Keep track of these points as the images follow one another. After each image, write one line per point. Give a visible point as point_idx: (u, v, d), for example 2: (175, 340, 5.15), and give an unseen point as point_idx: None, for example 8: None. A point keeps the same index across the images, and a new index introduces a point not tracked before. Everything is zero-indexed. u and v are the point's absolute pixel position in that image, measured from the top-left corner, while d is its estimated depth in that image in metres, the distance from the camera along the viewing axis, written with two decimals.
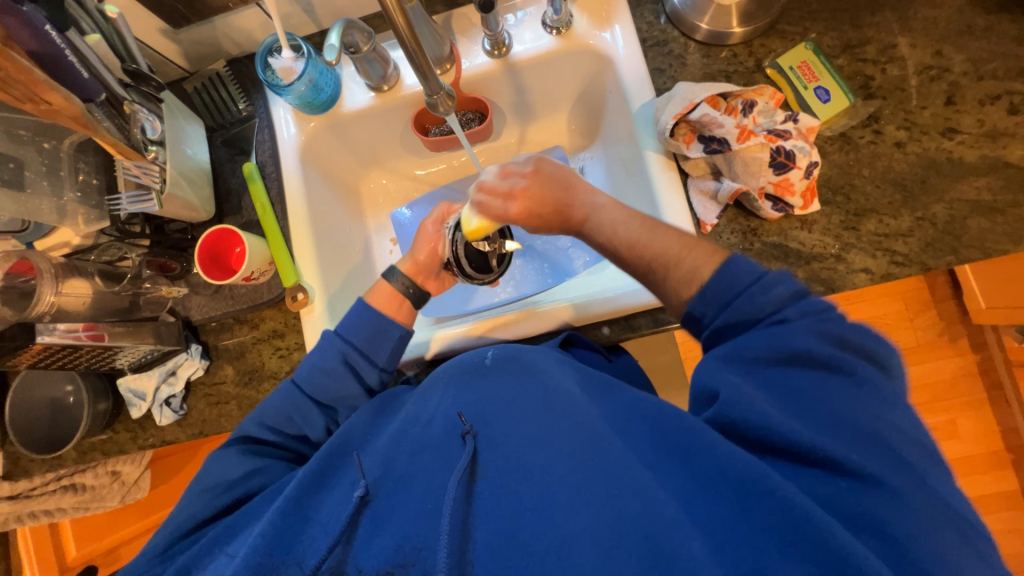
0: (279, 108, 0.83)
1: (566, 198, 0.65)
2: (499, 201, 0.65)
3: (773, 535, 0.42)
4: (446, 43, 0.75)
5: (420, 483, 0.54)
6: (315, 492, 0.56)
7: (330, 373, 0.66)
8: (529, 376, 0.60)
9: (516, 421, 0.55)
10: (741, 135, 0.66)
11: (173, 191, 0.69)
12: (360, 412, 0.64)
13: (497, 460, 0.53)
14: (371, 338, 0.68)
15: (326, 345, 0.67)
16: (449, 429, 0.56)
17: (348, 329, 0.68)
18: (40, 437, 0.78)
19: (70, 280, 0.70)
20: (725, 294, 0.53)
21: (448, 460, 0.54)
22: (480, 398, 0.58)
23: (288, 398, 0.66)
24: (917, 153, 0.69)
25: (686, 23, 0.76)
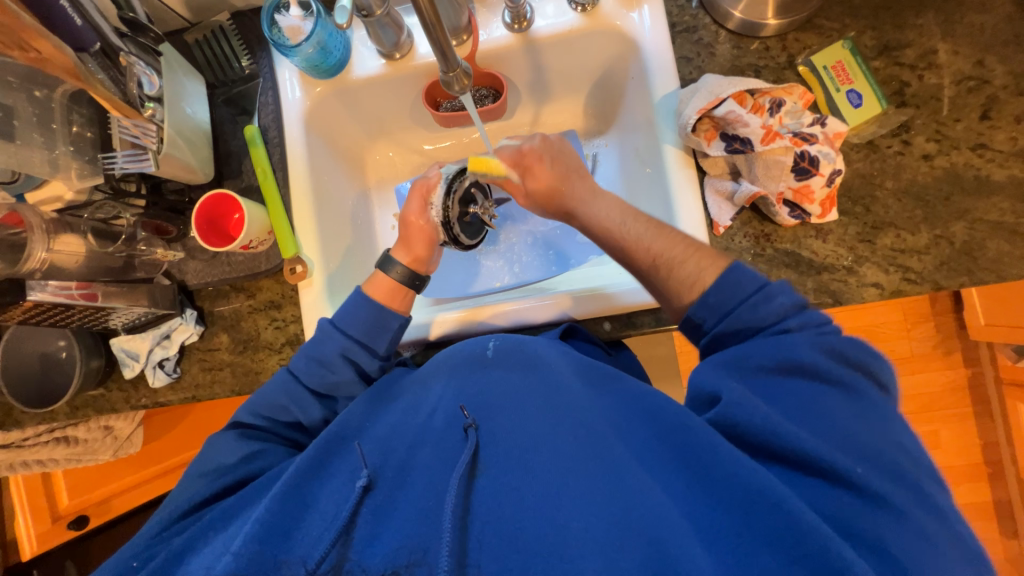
0: (284, 70, 0.79)
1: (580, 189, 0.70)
2: (518, 173, 0.73)
3: (775, 545, 0.42)
4: (464, 13, 0.71)
5: (421, 475, 0.54)
6: (312, 478, 0.55)
7: (327, 365, 0.65)
8: (528, 373, 0.60)
9: (518, 418, 0.56)
10: (766, 137, 0.63)
11: (170, 152, 0.65)
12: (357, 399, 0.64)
13: (498, 456, 0.54)
14: (369, 329, 0.67)
15: (325, 337, 0.66)
16: (450, 423, 0.57)
17: (343, 321, 0.67)
18: (28, 392, 0.77)
19: (61, 236, 0.67)
20: (728, 305, 0.54)
21: (449, 456, 0.55)
22: (480, 392, 0.59)
23: (285, 391, 0.65)
24: (944, 167, 0.67)
25: (719, 9, 0.72)
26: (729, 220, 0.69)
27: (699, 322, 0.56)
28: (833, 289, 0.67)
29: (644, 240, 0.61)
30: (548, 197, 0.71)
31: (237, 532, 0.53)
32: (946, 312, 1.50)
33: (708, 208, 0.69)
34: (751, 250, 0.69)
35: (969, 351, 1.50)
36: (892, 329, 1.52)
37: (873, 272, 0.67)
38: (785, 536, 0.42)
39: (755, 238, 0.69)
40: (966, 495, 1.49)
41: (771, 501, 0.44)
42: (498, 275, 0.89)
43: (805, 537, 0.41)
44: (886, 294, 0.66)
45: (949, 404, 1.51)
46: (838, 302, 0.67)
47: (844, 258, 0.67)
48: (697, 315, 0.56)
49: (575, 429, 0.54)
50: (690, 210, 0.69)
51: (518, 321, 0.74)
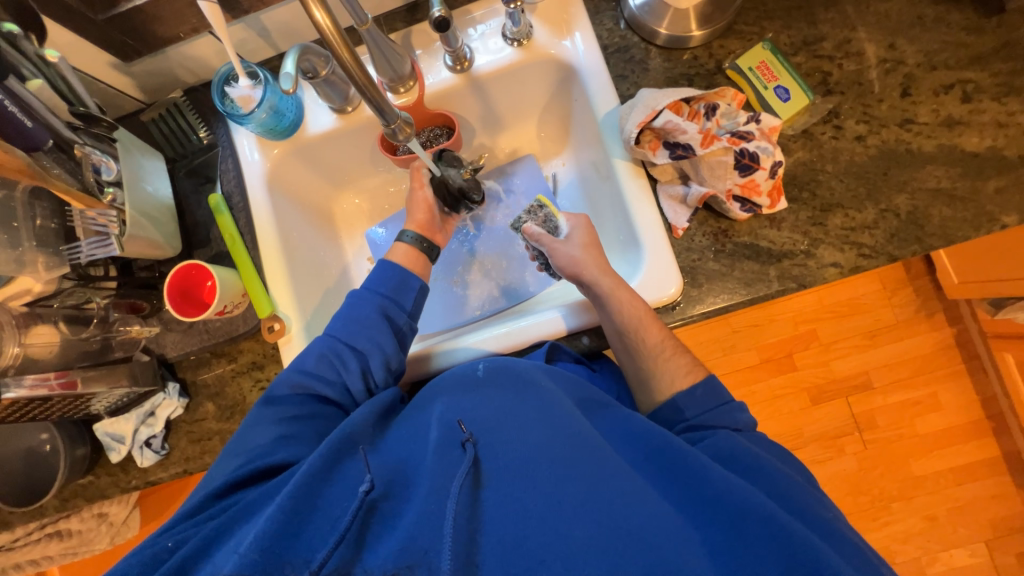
0: (241, 136, 0.81)
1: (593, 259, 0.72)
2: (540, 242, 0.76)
3: (764, 548, 0.48)
4: (407, 61, 0.75)
5: (424, 486, 0.53)
6: (322, 483, 0.53)
7: (363, 324, 0.68)
8: (525, 386, 0.60)
9: (520, 429, 0.56)
10: (705, 140, 0.66)
11: (134, 233, 0.66)
12: (361, 408, 0.63)
13: (500, 467, 0.54)
14: (397, 289, 0.72)
15: (362, 301, 0.70)
16: (449, 437, 0.56)
17: (375, 283, 0.72)
18: (14, 491, 0.76)
19: (34, 328, 0.67)
20: (709, 403, 0.63)
21: (449, 466, 0.54)
22: (478, 409, 0.59)
23: (324, 351, 0.68)
24: (877, 145, 0.70)
25: (645, 28, 0.76)
26: (686, 221, 0.71)
27: (682, 409, 0.63)
28: (795, 273, 0.69)
29: (642, 332, 0.67)
30: (572, 270, 0.72)
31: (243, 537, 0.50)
32: (921, 276, 1.54)
33: (665, 213, 0.72)
34: (711, 248, 0.71)
35: (950, 310, 1.53)
36: (873, 299, 1.55)
37: (830, 252, 0.69)
38: (781, 548, 0.48)
39: (714, 235, 0.71)
40: (975, 453, 1.49)
41: (766, 517, 0.49)
42: (478, 303, 0.90)
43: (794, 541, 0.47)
44: (845, 272, 0.69)
45: (941, 365, 1.53)
46: (802, 285, 0.69)
47: (801, 243, 0.70)
48: (681, 401, 0.64)
49: (573, 437, 0.55)
50: (648, 217, 0.72)
51: (502, 347, 0.74)
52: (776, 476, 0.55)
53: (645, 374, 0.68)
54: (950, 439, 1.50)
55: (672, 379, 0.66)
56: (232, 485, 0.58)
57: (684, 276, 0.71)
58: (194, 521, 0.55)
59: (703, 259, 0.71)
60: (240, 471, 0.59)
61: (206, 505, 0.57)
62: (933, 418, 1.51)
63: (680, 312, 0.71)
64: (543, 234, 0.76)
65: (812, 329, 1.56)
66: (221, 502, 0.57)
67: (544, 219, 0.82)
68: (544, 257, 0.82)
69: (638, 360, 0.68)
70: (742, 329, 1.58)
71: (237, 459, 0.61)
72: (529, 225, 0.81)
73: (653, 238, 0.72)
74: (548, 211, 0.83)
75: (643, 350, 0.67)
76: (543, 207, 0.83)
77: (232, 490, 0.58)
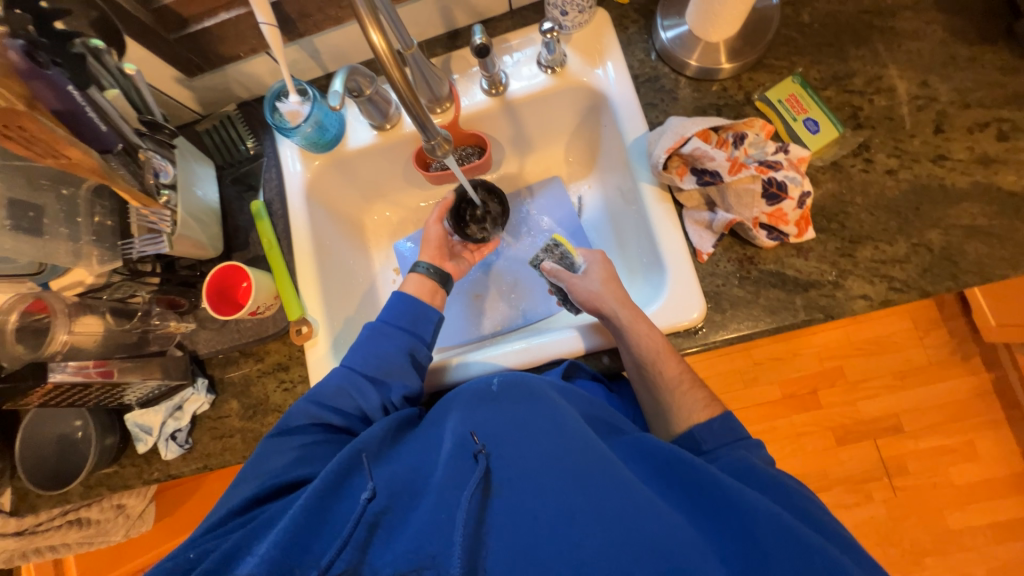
0: (286, 148, 0.86)
1: (609, 290, 0.72)
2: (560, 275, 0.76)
3: (785, 564, 0.47)
4: (446, 84, 0.79)
5: (431, 497, 0.54)
6: (331, 496, 0.54)
7: (386, 359, 0.69)
8: (540, 400, 0.60)
9: (527, 439, 0.57)
10: (733, 168, 0.67)
11: (183, 233, 0.71)
12: (377, 422, 0.63)
13: (509, 476, 0.55)
14: (414, 320, 0.73)
15: (388, 338, 0.71)
16: (459, 448, 0.57)
17: (391, 317, 0.73)
18: (45, 475, 0.78)
19: (82, 317, 0.71)
20: (726, 438, 0.61)
21: (461, 477, 0.55)
22: (490, 421, 0.60)
23: (343, 384, 0.68)
24: (910, 180, 0.70)
25: (676, 60, 0.78)
26: (711, 246, 0.71)
27: (700, 441, 0.61)
28: (822, 303, 0.68)
29: (662, 365, 0.66)
30: (592, 304, 0.72)
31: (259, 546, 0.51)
32: (957, 316, 1.49)
33: (690, 237, 0.73)
34: (737, 274, 0.71)
35: (988, 354, 1.47)
36: (904, 338, 1.50)
37: (859, 284, 0.68)
38: (799, 560, 0.47)
39: (740, 261, 0.71)
40: (1018, 509, 1.40)
41: (782, 527, 0.48)
42: (496, 320, 0.92)
43: (813, 555, 0.47)
44: (875, 304, 0.68)
45: (979, 412, 1.45)
46: (829, 316, 0.68)
47: (829, 273, 0.69)
48: (698, 433, 0.61)
49: (583, 450, 0.55)
50: (672, 242, 0.73)
51: (519, 362, 0.75)
52: (788, 495, 0.55)
53: (663, 407, 0.67)
54: (988, 491, 1.41)
55: (690, 412, 0.64)
56: (250, 503, 0.59)
57: (707, 300, 0.71)
58: (215, 536, 0.55)
59: (727, 285, 0.71)
60: (261, 488, 0.60)
61: (230, 519, 0.58)
62: (968, 468, 1.43)
63: (702, 337, 0.71)
64: (560, 270, 0.76)
65: (839, 365, 1.51)
66: (249, 515, 0.58)
67: (560, 258, 0.81)
68: (563, 293, 0.81)
69: (655, 393, 0.67)
70: (765, 362, 1.54)
71: (255, 482, 0.62)
72: (544, 263, 0.81)
73: (678, 263, 0.72)
74: (563, 249, 0.81)
75: (659, 380, 0.67)
76: (559, 245, 0.81)
77: (248, 509, 0.59)
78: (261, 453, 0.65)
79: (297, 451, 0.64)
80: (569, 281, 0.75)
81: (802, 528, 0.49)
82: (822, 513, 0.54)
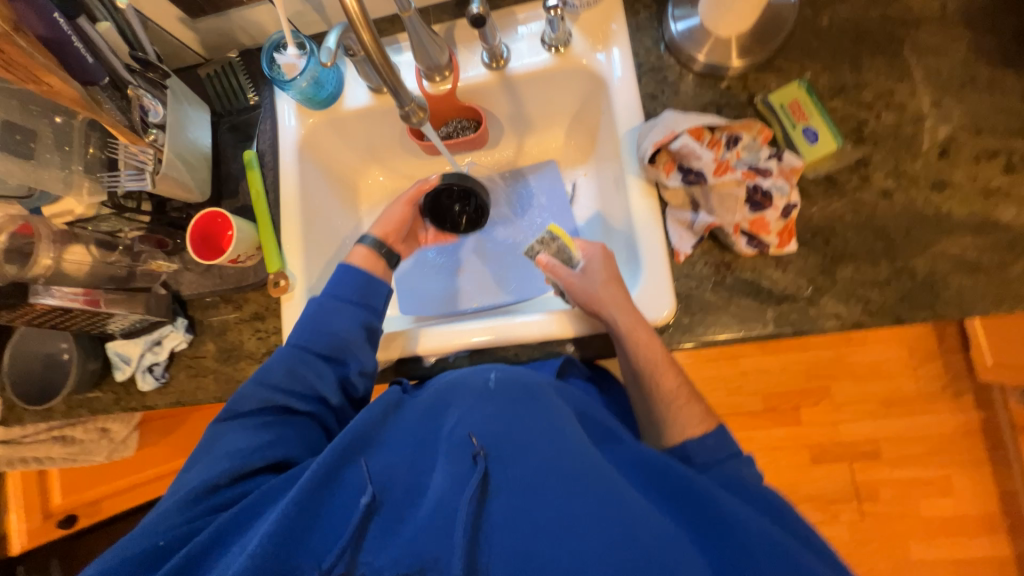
0: (283, 102, 0.86)
1: (611, 291, 0.68)
2: (562, 270, 0.71)
3: None
4: (446, 52, 0.77)
5: (429, 499, 0.53)
6: (325, 489, 0.54)
7: (340, 334, 0.68)
8: (540, 401, 0.59)
9: (529, 441, 0.55)
10: (718, 170, 0.66)
11: (167, 173, 0.72)
12: (373, 404, 0.62)
13: (510, 479, 0.53)
14: (363, 291, 0.72)
15: (346, 313, 0.70)
16: (459, 447, 0.55)
17: (338, 290, 0.71)
18: (30, 390, 0.83)
19: (69, 246, 0.74)
20: (720, 454, 0.62)
21: (457, 477, 0.53)
22: (489, 417, 0.57)
23: (290, 366, 0.67)
24: (903, 203, 0.68)
25: (683, 52, 0.76)
26: (690, 248, 0.70)
27: (691, 455, 0.62)
28: (792, 318, 0.67)
29: (660, 377, 0.65)
30: (590, 305, 0.69)
31: (250, 537, 0.52)
32: (955, 351, 1.45)
33: (670, 236, 0.71)
34: (711, 278, 0.70)
35: (980, 393, 1.44)
36: (896, 366, 1.47)
37: (833, 303, 0.67)
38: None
39: (716, 266, 0.70)
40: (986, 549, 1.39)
41: (774, 549, 0.50)
42: (475, 296, 0.92)
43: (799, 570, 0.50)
44: (846, 326, 0.67)
45: (963, 449, 1.43)
46: (798, 331, 0.68)
47: (804, 289, 0.68)
48: (691, 447, 0.62)
49: (583, 458, 0.54)
50: (651, 239, 0.72)
51: (488, 341, 0.75)
52: (776, 507, 0.57)
53: (657, 419, 0.66)
54: (958, 527, 1.40)
55: (684, 427, 0.64)
56: (212, 486, 0.59)
57: (678, 301, 0.71)
58: (183, 519, 0.56)
59: (700, 288, 0.70)
60: (225, 470, 0.60)
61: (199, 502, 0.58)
62: (940, 502, 1.42)
63: (668, 338, 0.70)
64: (559, 266, 0.71)
65: (825, 385, 1.49)
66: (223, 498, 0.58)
67: (557, 252, 0.74)
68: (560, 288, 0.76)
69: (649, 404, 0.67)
70: (751, 372, 1.53)
71: (224, 461, 0.61)
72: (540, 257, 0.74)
73: (653, 261, 0.71)
74: (561, 242, 0.74)
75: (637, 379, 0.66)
76: (556, 237, 0.73)
77: (213, 492, 0.59)
78: (226, 432, 0.64)
79: (256, 434, 0.63)
80: (570, 278, 0.70)
81: (788, 543, 0.51)
82: (789, 529, 0.56)
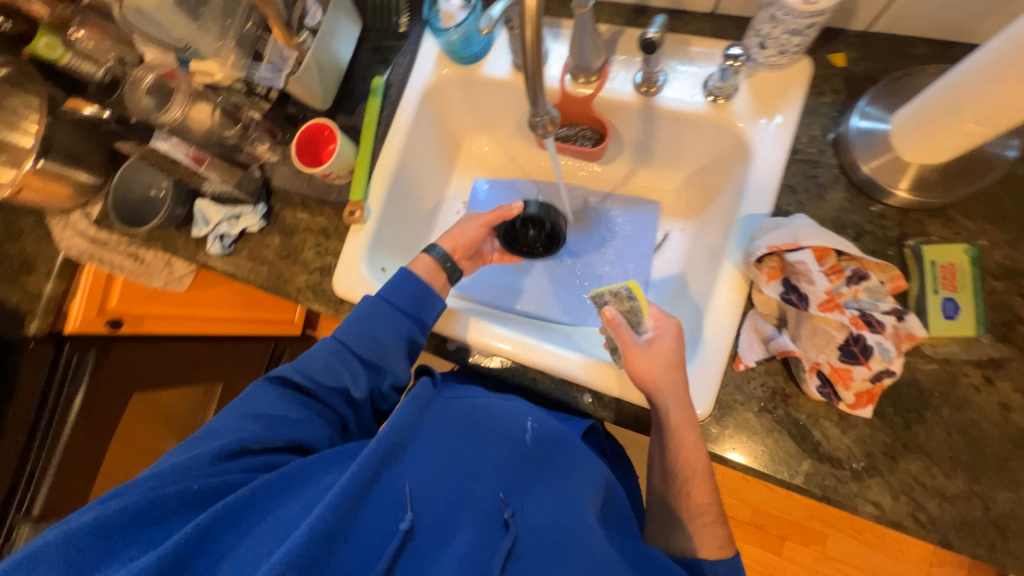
0: (429, 44, 0.86)
1: (674, 380, 0.63)
2: (627, 333, 0.65)
3: None
4: (601, 56, 0.72)
5: (457, 546, 0.50)
6: (364, 496, 0.50)
7: (383, 343, 0.65)
8: (564, 482, 0.60)
9: (557, 518, 0.55)
10: (824, 303, 0.59)
11: (301, 77, 0.76)
12: (408, 403, 0.58)
13: (534, 549, 0.52)
14: (417, 303, 0.69)
15: (395, 320, 0.67)
16: (487, 499, 0.54)
17: (393, 295, 0.68)
18: (127, 212, 0.91)
19: (198, 104, 0.79)
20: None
21: (485, 532, 0.52)
22: (514, 475, 0.58)
23: (331, 360, 0.64)
24: (1019, 427, 0.58)
25: (849, 154, 0.67)
26: (754, 361, 0.64)
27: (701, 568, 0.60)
28: (827, 483, 0.61)
29: (691, 490, 0.63)
30: (642, 381, 0.64)
31: (282, 529, 0.48)
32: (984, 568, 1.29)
33: (739, 340, 0.66)
34: (761, 402, 0.64)
35: None
36: (910, 550, 1.33)
37: (879, 491, 0.60)
38: None
39: (772, 392, 0.64)
40: None
41: None
42: (521, 299, 0.89)
43: None
44: (882, 520, 0.59)
45: None
46: (826, 499, 0.61)
47: (856, 461, 0.61)
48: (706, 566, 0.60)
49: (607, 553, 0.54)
50: (719, 333, 0.66)
51: (514, 353, 0.73)
52: None
53: (673, 521, 0.65)
54: None
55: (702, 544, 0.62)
56: (241, 448, 0.56)
57: (716, 406, 0.65)
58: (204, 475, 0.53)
59: (745, 406, 0.65)
60: (256, 434, 0.58)
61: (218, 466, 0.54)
62: None
63: None
64: (623, 327, 0.66)
65: (824, 531, 1.38)
66: (242, 465, 0.55)
67: (628, 311, 0.69)
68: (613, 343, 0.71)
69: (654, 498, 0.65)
70: (754, 482, 1.43)
71: (252, 427, 0.58)
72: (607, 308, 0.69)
73: (711, 357, 0.66)
74: (636, 304, 0.68)
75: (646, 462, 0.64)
76: (632, 296, 0.68)
77: (241, 454, 0.56)
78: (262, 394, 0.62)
79: (285, 406, 0.62)
80: (634, 348, 0.64)
81: None
82: None
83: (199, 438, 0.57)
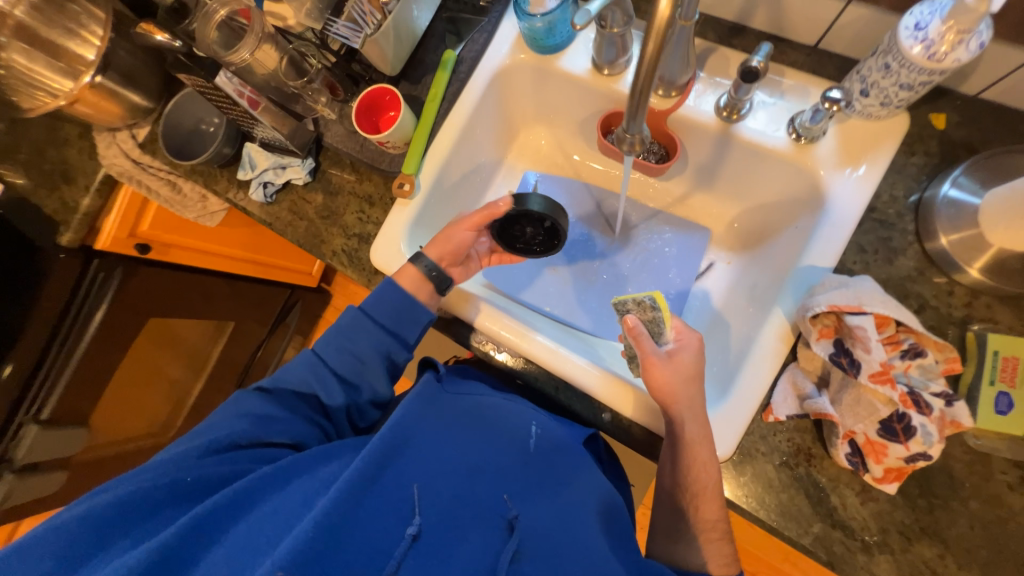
0: (509, 25, 0.83)
1: (688, 397, 0.62)
2: (646, 342, 0.64)
3: None
4: (689, 73, 0.69)
5: (461, 548, 0.50)
6: (370, 484, 0.49)
7: (360, 359, 0.64)
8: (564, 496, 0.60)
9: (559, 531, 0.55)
10: (877, 375, 0.56)
11: (377, 40, 0.74)
12: (413, 399, 0.60)
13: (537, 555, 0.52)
14: (397, 319, 0.66)
15: (370, 336, 0.65)
16: (487, 505, 0.55)
17: (375, 309, 0.65)
18: (173, 144, 0.90)
19: (265, 47, 0.73)
20: None
21: (489, 537, 0.52)
22: (515, 482, 0.59)
23: (309, 374, 0.63)
24: None
25: (929, 222, 0.64)
26: (786, 415, 0.62)
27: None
28: (834, 549, 0.60)
29: (702, 508, 0.60)
30: (664, 396, 0.62)
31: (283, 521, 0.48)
32: None
33: (774, 391, 0.63)
34: (784, 456, 0.63)
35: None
36: None
37: (886, 568, 0.59)
38: None
39: (796, 449, 0.63)
40: None
41: None
42: (551, 300, 0.86)
43: None
44: None
45: None
46: (829, 563, 0.61)
47: (869, 533, 0.60)
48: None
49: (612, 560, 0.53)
50: (758, 379, 0.64)
51: (541, 356, 0.71)
52: None
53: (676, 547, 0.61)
54: None
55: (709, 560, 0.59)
56: (233, 444, 0.58)
57: (738, 452, 0.64)
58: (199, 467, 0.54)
59: (766, 458, 0.63)
60: (246, 432, 0.59)
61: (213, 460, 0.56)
62: None
63: None
64: (643, 337, 0.64)
65: None
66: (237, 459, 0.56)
67: (650, 321, 0.67)
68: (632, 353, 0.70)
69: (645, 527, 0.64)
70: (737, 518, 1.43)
71: (245, 424, 0.59)
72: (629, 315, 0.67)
73: (744, 401, 0.63)
74: (659, 315, 0.66)
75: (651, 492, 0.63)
76: (657, 307, 0.66)
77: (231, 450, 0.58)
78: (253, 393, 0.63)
79: (275, 406, 0.62)
80: (653, 359, 0.63)
81: None
82: None
83: (196, 432, 0.58)
